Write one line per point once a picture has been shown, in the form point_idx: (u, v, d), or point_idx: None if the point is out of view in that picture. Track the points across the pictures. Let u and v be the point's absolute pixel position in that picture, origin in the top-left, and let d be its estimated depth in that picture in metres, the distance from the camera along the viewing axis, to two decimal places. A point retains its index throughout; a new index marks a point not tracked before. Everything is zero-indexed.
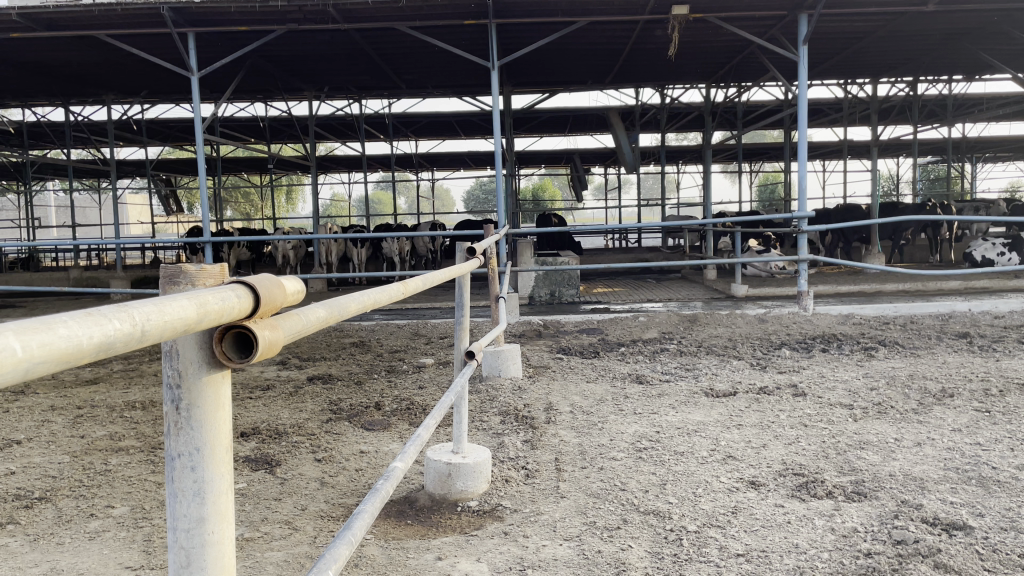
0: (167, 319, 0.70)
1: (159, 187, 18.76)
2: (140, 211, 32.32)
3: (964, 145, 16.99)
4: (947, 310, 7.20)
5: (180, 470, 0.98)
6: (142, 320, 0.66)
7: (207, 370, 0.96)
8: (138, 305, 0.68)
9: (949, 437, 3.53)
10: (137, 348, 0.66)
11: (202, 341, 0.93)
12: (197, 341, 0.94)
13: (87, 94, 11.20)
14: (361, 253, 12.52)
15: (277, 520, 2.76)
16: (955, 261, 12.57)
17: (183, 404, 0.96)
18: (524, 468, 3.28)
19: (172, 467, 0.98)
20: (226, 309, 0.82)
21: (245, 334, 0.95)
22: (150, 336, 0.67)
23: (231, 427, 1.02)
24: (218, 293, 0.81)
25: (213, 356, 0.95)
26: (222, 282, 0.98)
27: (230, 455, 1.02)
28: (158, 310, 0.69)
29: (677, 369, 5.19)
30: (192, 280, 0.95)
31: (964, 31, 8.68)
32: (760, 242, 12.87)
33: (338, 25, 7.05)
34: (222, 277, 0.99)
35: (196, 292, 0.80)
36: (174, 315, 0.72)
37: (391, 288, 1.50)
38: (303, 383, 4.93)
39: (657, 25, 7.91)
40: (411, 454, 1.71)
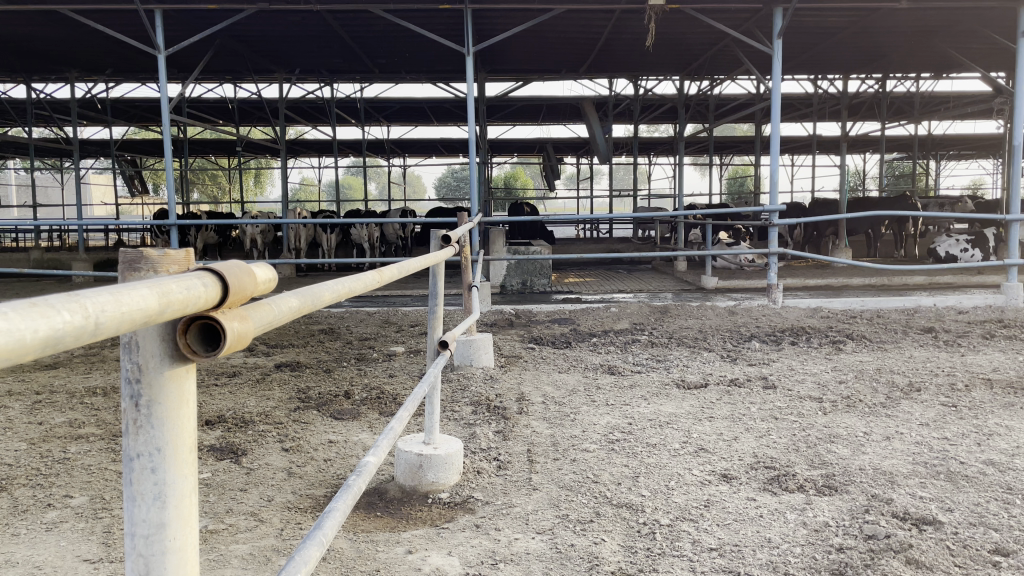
0: (124, 311, 0.65)
1: (124, 168, 18.36)
2: (104, 191, 31.66)
3: (930, 141, 17.21)
4: (912, 304, 7.27)
5: (140, 471, 0.92)
6: (97, 313, 0.61)
7: (169, 364, 0.90)
8: (91, 295, 0.62)
9: (917, 431, 3.56)
10: (90, 343, 0.60)
11: (165, 332, 0.88)
12: (160, 333, 0.88)
13: (49, 71, 10.90)
14: (331, 238, 12.35)
15: (242, 511, 2.70)
16: (919, 257, 12.72)
17: (144, 401, 0.91)
18: (496, 460, 3.24)
19: (130, 469, 0.92)
20: (191, 298, 0.76)
21: (211, 326, 0.90)
22: (105, 331, 0.61)
23: (196, 424, 0.96)
24: (183, 281, 0.75)
25: (176, 349, 0.90)
26: (188, 270, 0.92)
27: (195, 456, 0.97)
28: (114, 300, 0.64)
29: (649, 360, 5.18)
30: (154, 266, 0.89)
31: (939, 28, 8.73)
32: (730, 236, 12.94)
33: (311, 6, 6.92)
34: (187, 263, 0.93)
35: (157, 280, 0.74)
36: (132, 306, 0.66)
37: (366, 276, 1.44)
38: (269, 371, 4.84)
39: (633, 15, 7.87)
40: (384, 448, 1.65)
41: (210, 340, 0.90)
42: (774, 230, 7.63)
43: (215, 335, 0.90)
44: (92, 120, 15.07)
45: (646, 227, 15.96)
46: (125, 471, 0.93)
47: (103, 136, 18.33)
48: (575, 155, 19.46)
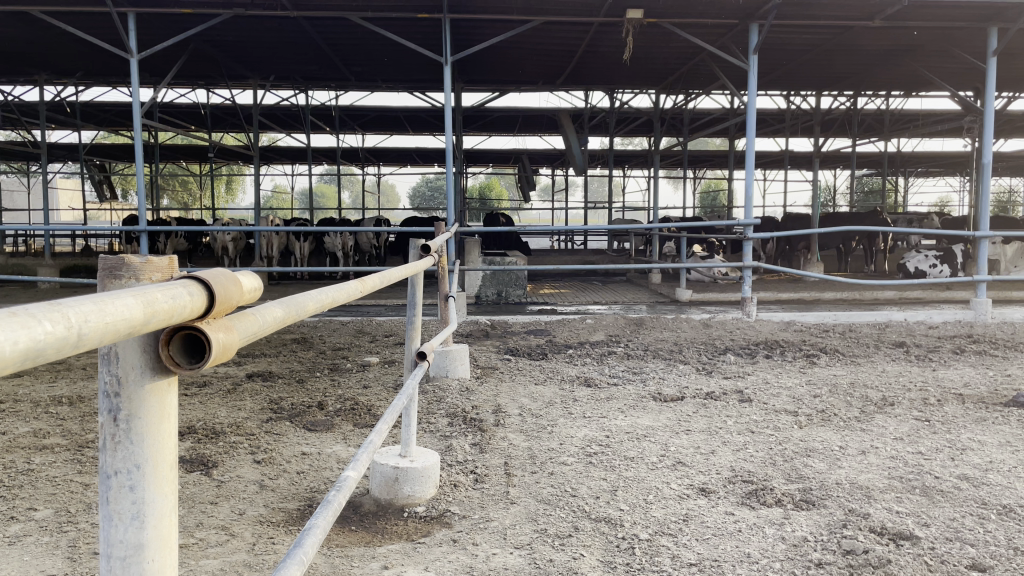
0: (108, 322, 0.61)
1: (92, 173, 18.04)
2: (72, 196, 31.12)
3: (898, 158, 17.50)
4: (883, 319, 7.34)
5: (117, 488, 0.88)
6: (81, 323, 0.57)
7: (150, 375, 0.87)
8: (73, 303, 0.58)
9: (892, 445, 3.59)
10: (73, 355, 0.57)
11: (146, 344, 0.84)
12: (141, 343, 0.85)
13: (17, 73, 10.69)
14: (304, 247, 12.22)
15: (213, 525, 2.63)
16: (889, 272, 12.91)
17: (122, 414, 0.87)
18: (473, 473, 3.20)
19: (107, 487, 0.88)
20: (177, 308, 0.72)
21: (195, 335, 0.86)
22: (89, 342, 0.58)
23: (178, 439, 0.92)
24: (169, 289, 0.71)
25: (157, 360, 0.86)
26: (171, 277, 0.88)
27: (176, 474, 0.93)
28: (98, 309, 0.60)
29: (625, 372, 5.17)
30: (135, 273, 0.85)
31: (910, 47, 8.89)
32: (704, 249, 13.06)
33: (288, 12, 6.86)
34: (170, 270, 0.89)
35: (141, 287, 0.70)
36: (116, 315, 0.62)
37: (349, 285, 1.39)
38: (241, 381, 4.75)
39: (611, 28, 7.90)
40: (364, 461, 1.61)
41: (194, 351, 0.86)
42: (748, 244, 7.66)
43: (199, 346, 0.86)
44: (61, 123, 14.80)
45: (620, 239, 16.02)
46: (102, 489, 0.89)
47: (71, 140, 18.00)
48: (550, 166, 19.51)
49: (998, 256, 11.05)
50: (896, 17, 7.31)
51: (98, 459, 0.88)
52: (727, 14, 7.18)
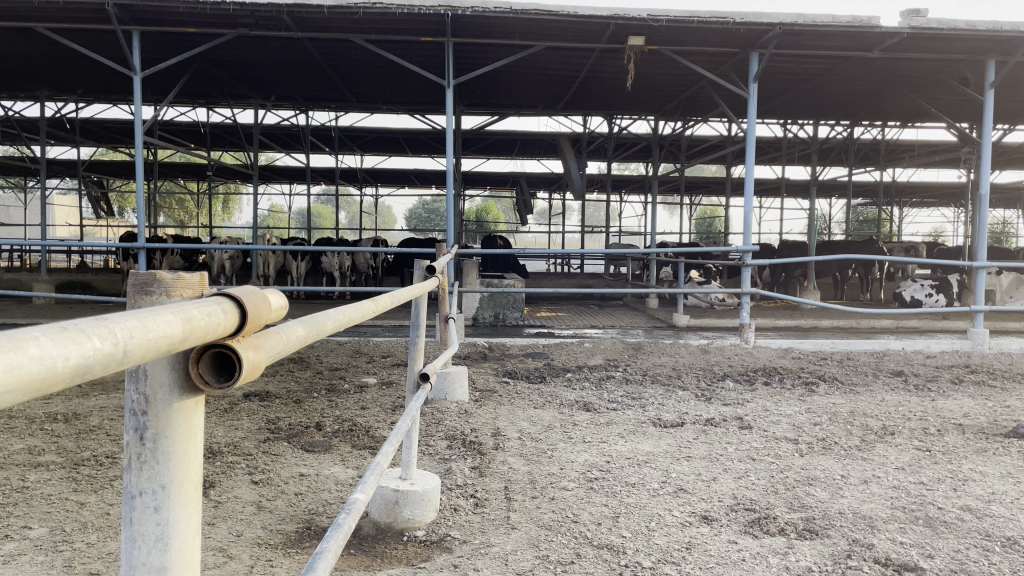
0: (150, 338, 0.60)
1: (90, 190, 18.01)
2: (70, 213, 31.08)
3: (893, 188, 17.62)
4: (881, 347, 7.34)
5: (142, 509, 0.88)
6: (124, 338, 0.56)
7: (178, 395, 0.86)
8: (118, 319, 0.57)
9: (893, 475, 3.57)
10: (117, 372, 0.56)
11: (174, 363, 0.84)
12: (170, 362, 0.85)
13: (19, 89, 10.70)
14: (301, 266, 12.20)
15: (211, 546, 2.59)
16: (885, 300, 12.96)
17: (149, 434, 0.87)
18: (473, 497, 3.17)
19: (131, 508, 0.88)
20: (211, 326, 0.71)
21: (223, 354, 0.86)
22: (131, 357, 0.57)
23: (202, 460, 0.92)
24: (205, 307, 0.70)
25: (185, 379, 0.86)
26: (202, 294, 0.88)
27: (199, 496, 0.93)
28: (141, 325, 0.59)
29: (623, 397, 5.14)
30: (166, 290, 0.85)
31: (907, 78, 8.98)
32: (701, 275, 13.10)
33: (293, 34, 6.89)
34: (201, 287, 0.89)
35: (178, 304, 0.69)
36: (157, 332, 0.61)
37: (364, 305, 1.37)
38: (238, 400, 4.71)
39: (612, 55, 7.95)
40: (371, 484, 1.59)
41: (221, 371, 0.86)
42: (746, 270, 7.64)
43: (227, 365, 0.86)
44: (59, 140, 14.78)
45: (616, 264, 16.05)
46: (126, 507, 0.89)
47: (69, 156, 17.96)
48: (547, 189, 19.56)
49: (994, 287, 11.14)
50: (895, 49, 7.40)
51: (123, 479, 0.89)
52: (728, 42, 7.25)
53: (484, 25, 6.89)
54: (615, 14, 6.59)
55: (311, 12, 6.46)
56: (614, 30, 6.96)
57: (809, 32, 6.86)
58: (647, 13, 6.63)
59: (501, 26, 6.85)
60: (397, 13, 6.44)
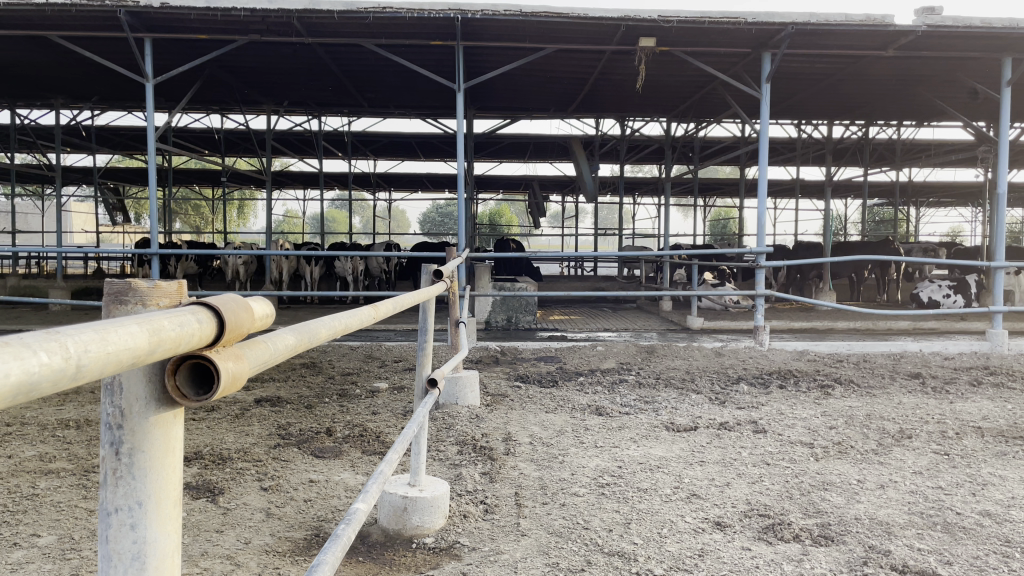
0: (111, 352, 0.58)
1: (106, 198, 18.14)
2: (87, 220, 31.38)
3: (910, 188, 17.47)
4: (898, 349, 7.25)
5: (119, 527, 0.87)
6: (81, 353, 0.54)
7: (155, 408, 0.86)
8: (73, 333, 0.55)
9: (911, 480, 3.51)
10: (69, 387, 0.53)
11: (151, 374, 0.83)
12: (145, 374, 0.83)
13: (35, 98, 10.79)
14: (314, 271, 12.23)
15: (219, 554, 2.58)
16: (902, 301, 12.84)
17: (125, 448, 0.87)
18: (483, 503, 3.14)
19: (108, 526, 0.87)
20: (184, 336, 0.69)
21: (202, 365, 0.85)
22: (89, 372, 0.55)
23: (181, 478, 0.91)
24: (178, 316, 0.68)
25: (161, 391, 0.85)
26: (180, 302, 0.87)
27: (179, 515, 0.91)
28: (99, 338, 0.57)
29: (636, 401, 5.10)
30: (142, 298, 0.84)
31: (923, 77, 8.89)
32: (714, 277, 13.03)
33: (304, 39, 6.90)
34: (179, 296, 0.87)
35: (148, 314, 0.67)
36: (119, 345, 0.59)
37: (363, 312, 1.36)
38: (249, 406, 4.71)
39: (623, 56, 7.91)
40: (374, 493, 1.56)
41: (199, 383, 0.85)
42: (761, 272, 7.56)
43: (205, 377, 0.85)
44: (75, 148, 14.90)
45: (630, 266, 16.00)
46: (102, 524, 0.88)
47: (85, 163, 18.09)
48: (560, 192, 19.51)
49: (1013, 287, 11.01)
50: (909, 47, 7.34)
51: (99, 494, 0.88)
52: (740, 43, 7.21)
53: (495, 28, 6.88)
54: (625, 15, 6.56)
55: (321, 18, 6.47)
56: (624, 32, 6.93)
57: (821, 32, 6.81)
58: (658, 14, 6.59)
59: (512, 30, 6.84)
60: (407, 17, 6.44)
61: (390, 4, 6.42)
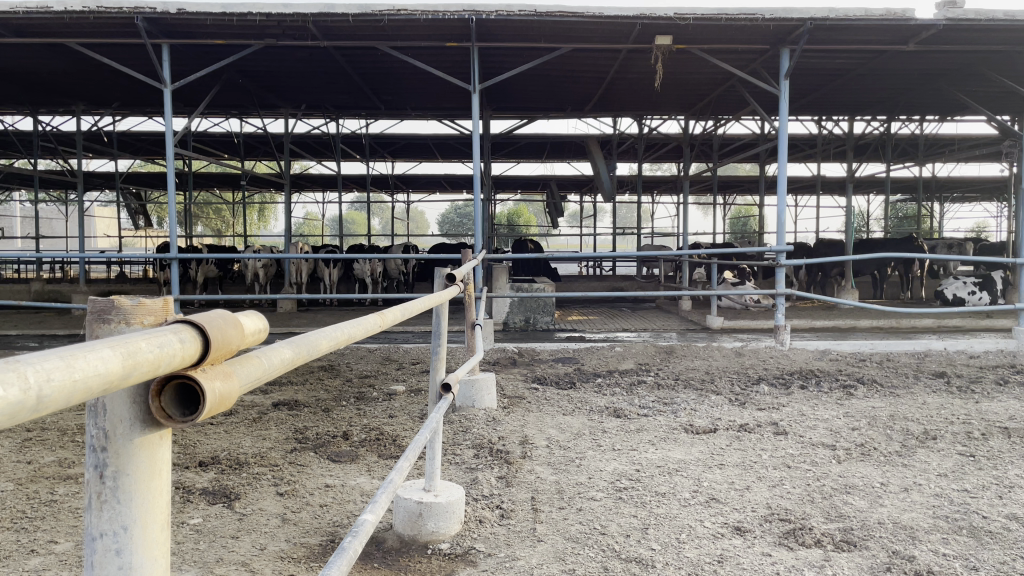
0: (78, 379, 0.58)
1: (128, 202, 18.30)
2: (110, 224, 31.73)
3: (933, 184, 17.24)
4: (922, 348, 7.14)
5: (104, 551, 0.90)
6: (43, 382, 0.54)
7: (140, 430, 0.89)
8: (38, 362, 0.56)
9: (936, 482, 3.43)
10: (30, 417, 0.54)
11: (135, 395, 0.86)
12: (130, 395, 0.86)
13: (56, 105, 10.92)
14: (332, 273, 12.27)
15: (233, 561, 2.57)
16: (926, 298, 12.66)
17: (109, 471, 0.90)
18: (499, 508, 3.11)
19: (94, 549, 0.90)
20: (164, 357, 0.71)
21: (188, 387, 0.87)
22: (51, 401, 0.55)
23: (168, 501, 0.94)
24: (157, 338, 0.70)
25: (146, 413, 0.88)
26: (163, 319, 0.96)
27: (166, 540, 0.94)
28: (65, 365, 0.57)
29: (655, 403, 5.05)
30: (125, 315, 0.92)
31: (945, 71, 8.74)
32: (734, 276, 12.91)
33: (319, 42, 6.91)
34: (165, 312, 0.95)
35: (127, 337, 0.69)
36: (87, 371, 0.59)
37: (367, 322, 1.37)
38: (267, 409, 4.71)
39: (639, 54, 7.85)
40: (383, 503, 1.56)
41: (185, 405, 0.87)
42: (782, 271, 7.46)
43: (191, 399, 0.87)
44: (97, 154, 15.05)
45: (649, 265, 15.94)
46: (88, 549, 0.91)
47: (107, 168, 18.25)
48: (578, 192, 19.44)
49: None
50: (929, 41, 7.23)
51: (86, 519, 0.91)
52: (758, 40, 7.13)
53: (509, 28, 6.86)
54: (641, 13, 6.50)
55: (336, 21, 6.47)
56: (640, 30, 6.87)
57: (840, 27, 6.71)
58: (674, 11, 6.53)
59: (527, 29, 6.81)
60: (421, 19, 6.42)
61: (405, 5, 6.42)
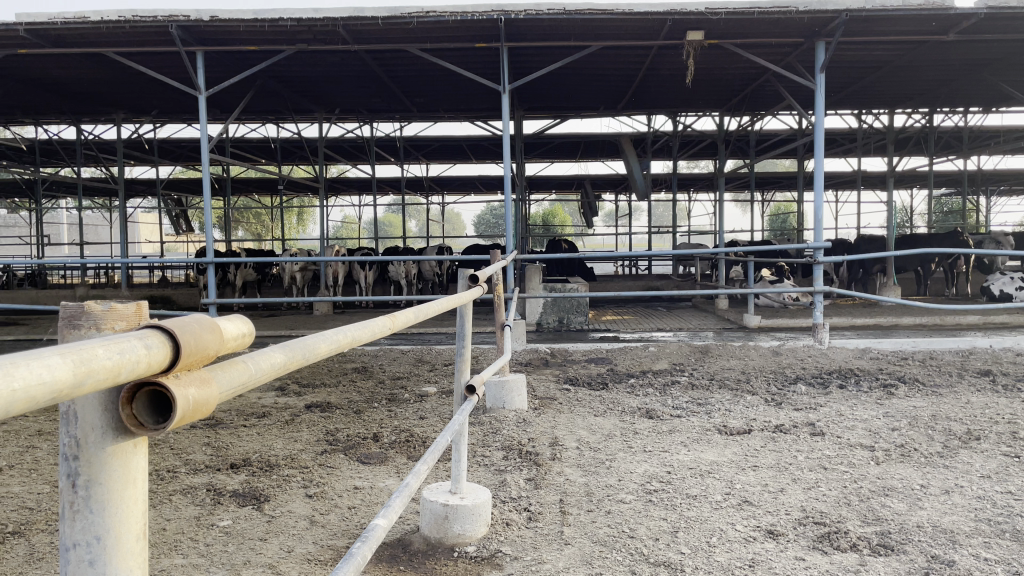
0: (18, 388, 0.60)
1: (170, 208, 18.64)
2: (153, 231, 32.51)
3: (979, 177, 16.80)
4: (966, 346, 6.93)
5: (77, 562, 0.91)
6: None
7: (112, 437, 0.90)
8: None
9: (978, 484, 3.32)
10: None
11: (107, 402, 0.88)
12: (101, 403, 0.88)
13: (98, 113, 11.16)
14: (368, 276, 12.34)
15: (261, 563, 2.58)
16: (972, 295, 12.34)
17: (81, 481, 0.91)
18: (527, 511, 3.08)
19: (66, 560, 0.91)
20: (128, 364, 0.75)
21: (161, 394, 0.90)
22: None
23: (144, 510, 0.95)
24: (118, 346, 0.74)
25: (119, 421, 0.90)
26: (136, 325, 0.97)
27: (143, 550, 0.95)
28: (3, 375, 0.59)
29: (689, 404, 4.97)
30: (96, 321, 0.93)
31: (988, 61, 8.51)
32: (772, 274, 12.71)
33: (350, 46, 6.96)
34: (136, 318, 0.97)
35: (84, 345, 0.72)
36: (29, 380, 0.61)
37: (375, 322, 1.38)
38: (300, 411, 4.75)
39: (671, 51, 7.77)
40: (397, 507, 1.55)
41: (159, 412, 0.90)
42: (820, 268, 7.29)
43: (166, 406, 0.90)
44: (139, 161, 15.37)
45: (686, 264, 15.82)
46: (63, 561, 0.92)
47: (148, 175, 18.61)
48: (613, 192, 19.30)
49: None
50: (970, 31, 7.06)
51: (60, 530, 0.92)
52: (793, 32, 7.01)
53: (538, 28, 6.85)
54: (671, 9, 6.44)
55: (365, 24, 6.53)
56: (671, 25, 6.78)
57: (879, 18, 6.57)
58: (705, 6, 6.45)
59: (556, 28, 6.79)
60: (451, 21, 6.44)
61: (433, 8, 6.44)
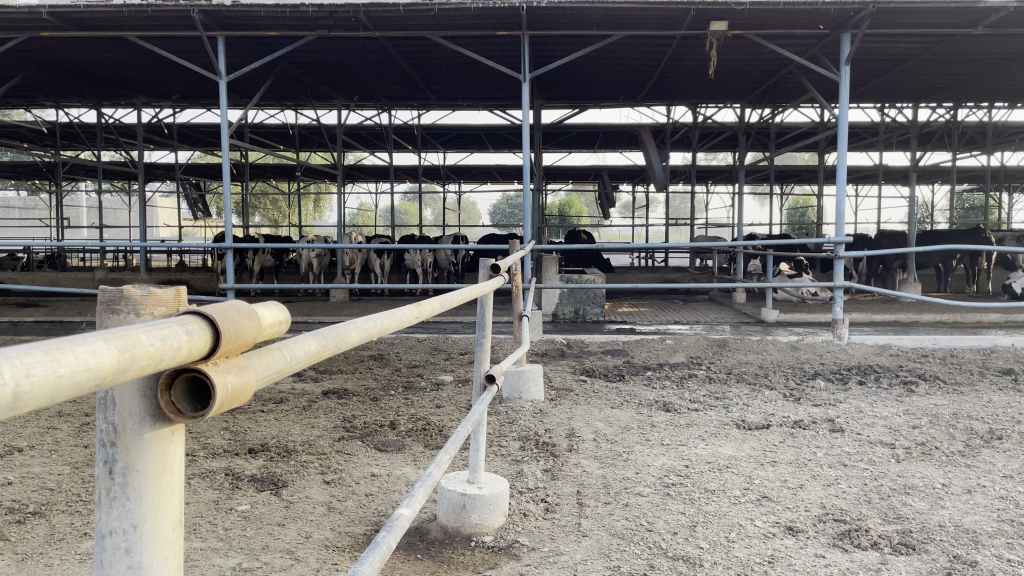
0: (64, 374, 0.59)
1: (188, 193, 18.74)
2: (172, 216, 32.75)
3: (1002, 172, 16.56)
4: (988, 344, 6.84)
5: (113, 549, 0.91)
6: (21, 378, 0.55)
7: (149, 425, 0.90)
8: (18, 355, 0.56)
9: (1001, 484, 3.28)
10: (10, 414, 0.54)
11: (146, 388, 0.87)
12: (139, 389, 0.88)
13: (118, 97, 11.21)
14: (384, 263, 12.36)
15: (278, 548, 2.59)
16: (992, 292, 12.19)
17: (119, 467, 0.90)
18: (544, 502, 3.07)
19: (102, 546, 0.91)
20: (169, 350, 0.73)
21: (198, 380, 0.89)
22: (35, 397, 0.56)
23: (179, 498, 0.95)
24: (160, 332, 0.73)
25: (156, 407, 0.89)
26: (174, 310, 0.96)
27: (177, 536, 0.95)
28: (51, 360, 0.58)
29: (706, 397, 4.94)
30: (136, 306, 0.93)
31: (1016, 55, 8.36)
32: (791, 268, 12.62)
33: (371, 33, 6.94)
34: (174, 303, 0.97)
35: (128, 329, 0.71)
36: (74, 365, 0.60)
37: (402, 311, 1.36)
38: (317, 398, 4.76)
39: (693, 41, 7.70)
40: (420, 497, 1.54)
41: (197, 398, 0.89)
42: (840, 262, 7.22)
43: (204, 393, 0.90)
44: (159, 146, 15.46)
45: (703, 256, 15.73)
46: (98, 548, 0.92)
47: (168, 160, 18.71)
48: (631, 183, 19.22)
49: None
50: (999, 24, 6.94)
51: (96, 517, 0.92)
52: (818, 24, 6.91)
53: (560, 16, 6.80)
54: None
55: (386, 11, 6.51)
56: (694, 15, 6.70)
57: (907, 9, 6.45)
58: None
59: (578, 16, 6.74)
60: (472, 8, 6.40)
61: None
